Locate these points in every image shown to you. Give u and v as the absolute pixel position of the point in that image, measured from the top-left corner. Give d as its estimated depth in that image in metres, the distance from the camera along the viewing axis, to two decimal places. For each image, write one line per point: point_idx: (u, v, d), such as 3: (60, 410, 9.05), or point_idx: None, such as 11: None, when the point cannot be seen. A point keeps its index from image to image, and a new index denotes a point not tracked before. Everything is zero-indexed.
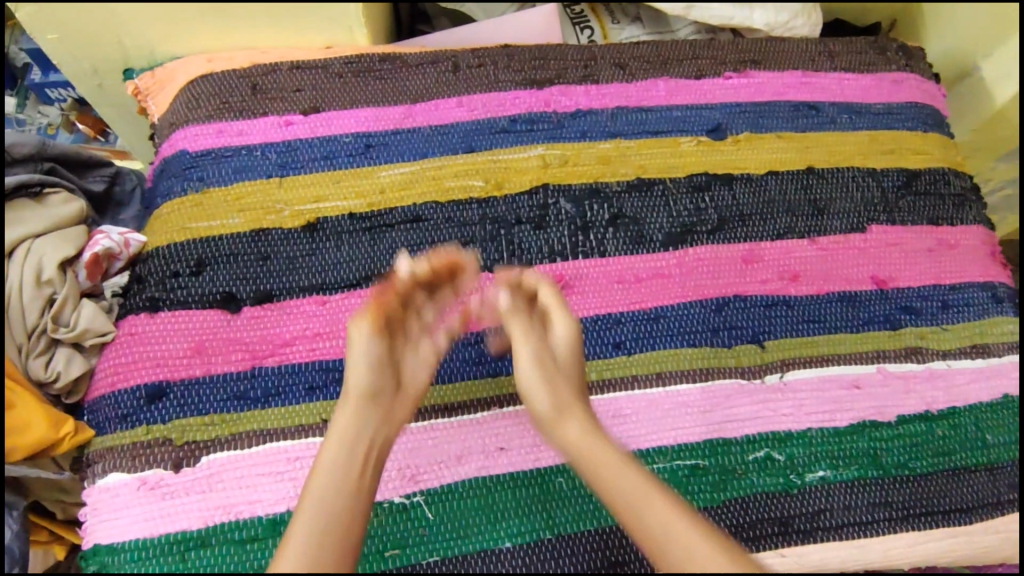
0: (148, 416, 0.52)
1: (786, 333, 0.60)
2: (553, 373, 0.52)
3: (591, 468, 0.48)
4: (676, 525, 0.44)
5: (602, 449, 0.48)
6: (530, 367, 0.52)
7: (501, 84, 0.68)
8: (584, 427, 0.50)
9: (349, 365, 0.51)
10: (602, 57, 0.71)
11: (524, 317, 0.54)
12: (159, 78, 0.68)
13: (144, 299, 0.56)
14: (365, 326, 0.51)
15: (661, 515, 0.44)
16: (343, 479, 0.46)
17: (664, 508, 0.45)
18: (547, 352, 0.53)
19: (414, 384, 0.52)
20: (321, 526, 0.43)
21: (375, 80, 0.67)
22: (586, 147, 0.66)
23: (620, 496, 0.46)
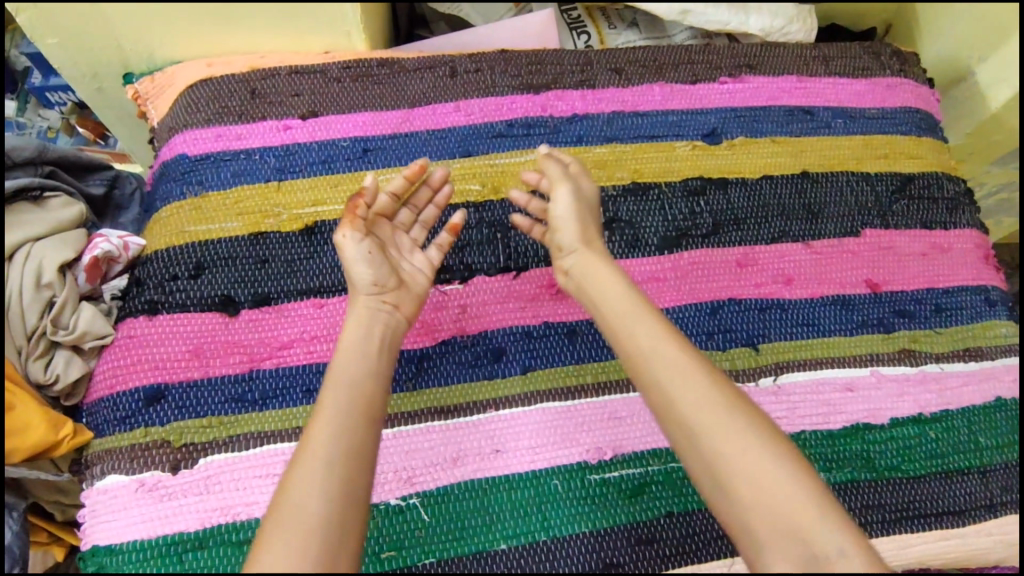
0: (147, 418, 0.53)
1: (780, 336, 0.60)
2: (575, 216, 0.56)
3: (607, 313, 0.50)
4: (696, 379, 0.45)
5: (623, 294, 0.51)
6: (568, 209, 0.56)
7: (498, 89, 0.69)
8: (604, 267, 0.53)
9: (347, 265, 0.52)
10: (598, 62, 0.72)
11: (551, 166, 0.58)
12: (158, 82, 0.69)
13: (142, 302, 0.56)
14: (349, 230, 0.52)
15: (670, 363, 0.46)
16: (366, 347, 0.48)
17: (678, 358, 0.46)
18: (576, 197, 0.56)
19: (414, 285, 0.54)
20: (350, 395, 0.44)
21: (373, 85, 0.67)
22: (582, 151, 0.67)
23: (631, 340, 0.48)
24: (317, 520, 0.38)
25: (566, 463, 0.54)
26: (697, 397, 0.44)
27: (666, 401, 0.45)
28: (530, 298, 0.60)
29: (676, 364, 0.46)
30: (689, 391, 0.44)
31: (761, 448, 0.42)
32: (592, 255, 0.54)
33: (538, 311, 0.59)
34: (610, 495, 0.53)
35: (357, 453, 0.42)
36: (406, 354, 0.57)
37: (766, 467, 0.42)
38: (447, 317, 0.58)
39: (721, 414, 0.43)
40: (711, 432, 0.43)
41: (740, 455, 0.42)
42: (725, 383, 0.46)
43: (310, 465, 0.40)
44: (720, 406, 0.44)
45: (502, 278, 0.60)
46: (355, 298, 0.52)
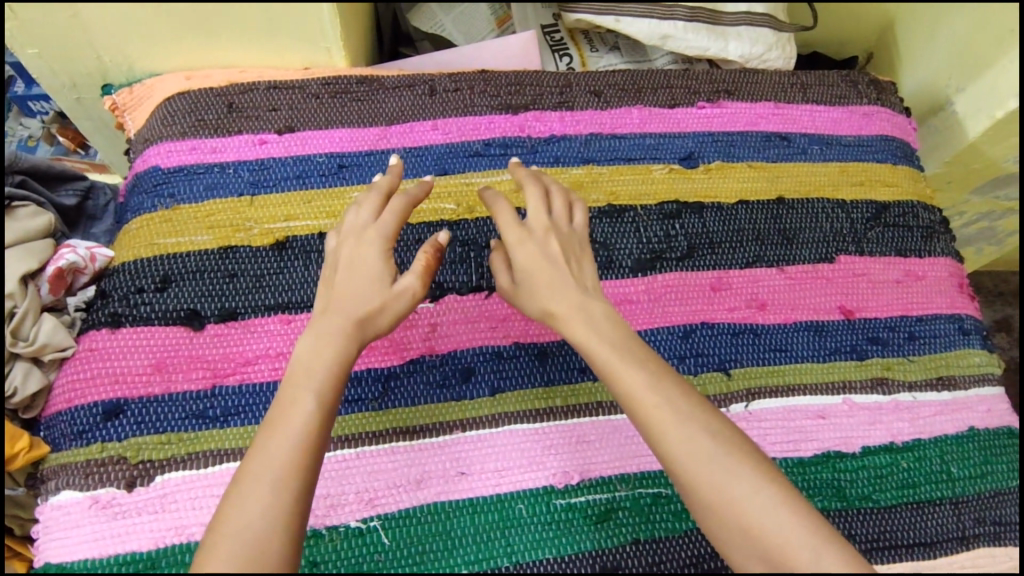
0: (104, 433, 0.52)
1: (752, 361, 0.60)
2: (547, 264, 0.50)
3: (599, 355, 0.46)
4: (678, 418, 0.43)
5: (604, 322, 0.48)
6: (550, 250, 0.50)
7: (477, 108, 0.69)
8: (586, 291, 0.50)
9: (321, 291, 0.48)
10: (577, 84, 0.72)
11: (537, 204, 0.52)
12: (136, 94, 0.69)
13: (106, 314, 0.55)
14: (414, 280, 0.49)
15: (674, 408, 0.43)
16: (322, 360, 0.44)
17: (680, 401, 0.44)
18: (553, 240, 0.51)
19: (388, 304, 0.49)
20: (307, 419, 0.42)
21: (352, 102, 0.68)
22: (559, 172, 0.67)
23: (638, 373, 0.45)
24: (254, 548, 0.37)
25: (532, 487, 0.53)
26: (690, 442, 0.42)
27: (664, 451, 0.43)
28: (501, 318, 0.59)
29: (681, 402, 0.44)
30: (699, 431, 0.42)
31: (764, 497, 0.40)
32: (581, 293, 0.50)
33: (509, 331, 0.59)
34: (576, 521, 0.52)
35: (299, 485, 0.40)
36: (373, 372, 0.56)
37: (773, 518, 0.40)
38: (417, 335, 0.57)
39: (731, 458, 0.42)
40: (718, 478, 0.41)
41: (748, 503, 0.40)
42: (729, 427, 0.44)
43: (254, 487, 0.39)
44: (732, 452, 0.42)
45: (474, 297, 0.60)
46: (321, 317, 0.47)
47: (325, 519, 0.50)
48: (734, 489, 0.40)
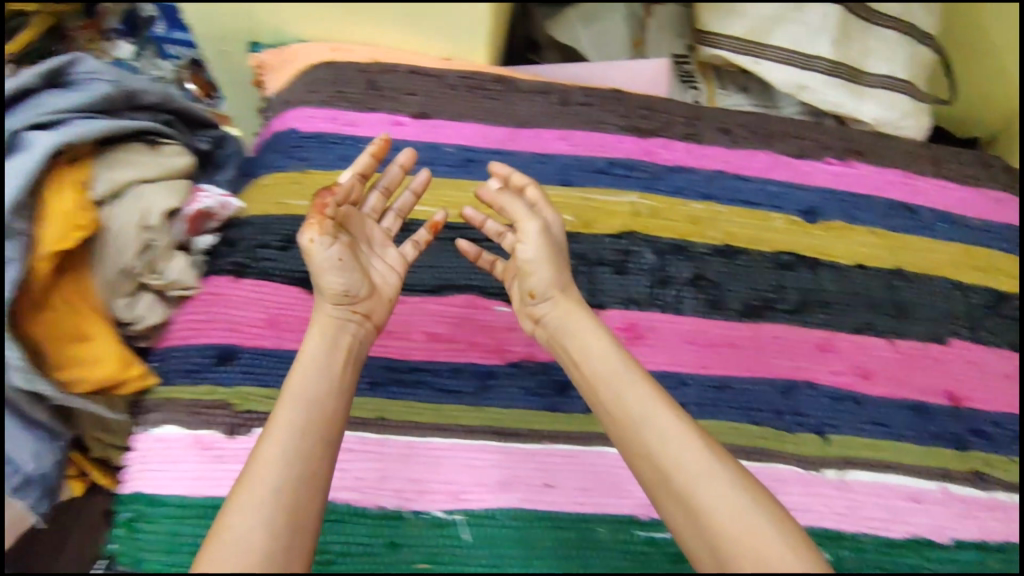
0: (214, 376, 0.53)
1: (850, 432, 0.58)
2: (548, 262, 0.52)
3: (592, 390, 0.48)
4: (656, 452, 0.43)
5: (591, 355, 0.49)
6: (537, 250, 0.52)
7: (606, 126, 0.69)
8: (579, 318, 0.50)
9: (314, 271, 0.49)
10: (708, 119, 0.72)
11: (514, 201, 0.53)
12: (282, 56, 0.71)
13: (231, 263, 0.57)
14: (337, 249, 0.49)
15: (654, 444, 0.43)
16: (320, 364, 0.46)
17: (659, 447, 0.43)
18: (543, 233, 0.52)
19: (386, 288, 0.53)
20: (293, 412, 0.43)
21: (487, 99, 0.68)
22: (679, 204, 0.66)
23: (618, 410, 0.45)
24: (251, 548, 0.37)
25: (616, 514, 0.52)
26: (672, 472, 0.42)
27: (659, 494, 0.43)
28: None
29: (667, 439, 0.43)
30: (685, 458, 0.42)
31: (762, 522, 0.39)
32: (568, 306, 0.51)
33: None
34: (656, 558, 0.52)
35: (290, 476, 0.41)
36: (474, 368, 0.56)
37: (783, 558, 0.37)
38: (519, 338, 0.58)
39: (727, 496, 0.40)
40: (715, 525, 0.39)
41: (749, 548, 0.38)
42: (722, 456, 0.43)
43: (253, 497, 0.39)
44: (726, 487, 0.41)
45: None
46: (320, 303, 0.49)
47: (412, 503, 0.51)
48: (728, 528, 0.39)
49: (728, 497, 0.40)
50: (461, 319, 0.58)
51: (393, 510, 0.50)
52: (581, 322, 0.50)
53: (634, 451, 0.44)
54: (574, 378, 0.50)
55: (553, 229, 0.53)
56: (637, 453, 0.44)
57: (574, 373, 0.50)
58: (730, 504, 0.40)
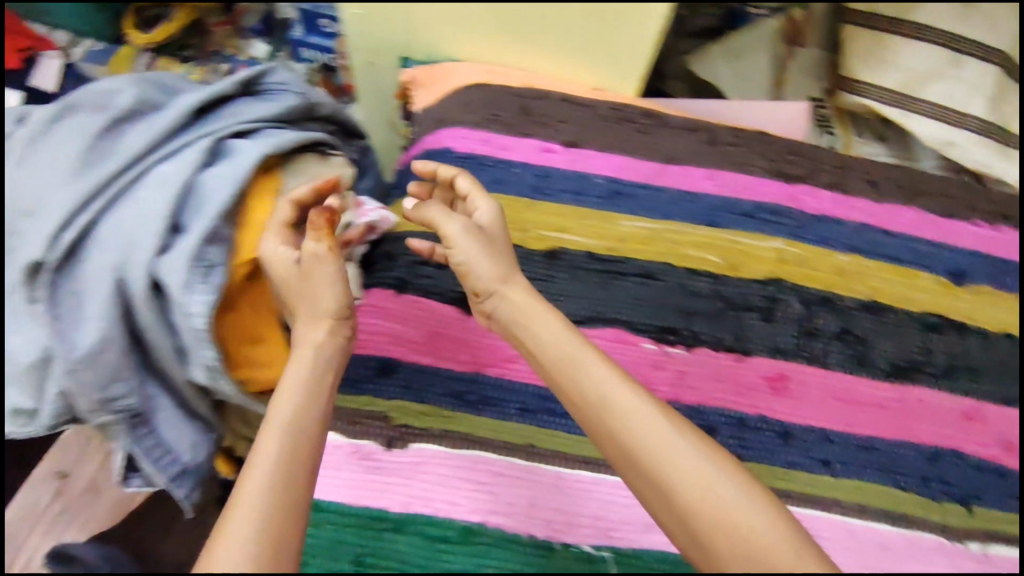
0: (373, 388, 0.55)
1: (994, 502, 0.61)
2: (491, 258, 0.52)
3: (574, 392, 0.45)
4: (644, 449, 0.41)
5: (564, 348, 0.47)
6: (467, 243, 0.52)
7: (753, 169, 0.69)
8: (540, 311, 0.50)
9: (313, 288, 0.47)
10: (854, 169, 0.71)
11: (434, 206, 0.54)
12: (434, 74, 0.73)
13: (393, 276, 0.59)
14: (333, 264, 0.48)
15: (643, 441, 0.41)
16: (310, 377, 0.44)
17: (649, 443, 0.41)
18: (471, 228, 0.53)
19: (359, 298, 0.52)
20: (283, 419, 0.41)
21: (635, 132, 0.69)
22: (825, 254, 0.66)
23: (599, 402, 0.44)
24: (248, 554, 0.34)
25: None
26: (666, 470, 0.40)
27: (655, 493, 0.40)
28: (749, 386, 0.60)
29: (637, 424, 0.42)
30: (675, 451, 0.40)
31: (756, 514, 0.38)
32: (516, 297, 0.51)
33: (756, 402, 0.59)
34: None
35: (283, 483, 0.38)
36: None
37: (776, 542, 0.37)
38: (664, 377, 0.59)
39: (719, 487, 0.39)
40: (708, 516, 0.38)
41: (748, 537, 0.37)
42: (690, 429, 0.42)
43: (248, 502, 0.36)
44: (694, 460, 0.40)
45: (726, 356, 0.60)
46: (303, 322, 0.47)
47: (562, 535, 0.52)
48: (695, 501, 0.39)
49: (698, 469, 0.40)
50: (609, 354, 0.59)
51: (543, 541, 0.52)
52: (534, 308, 0.50)
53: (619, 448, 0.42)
54: (532, 363, 0.49)
55: (497, 221, 0.54)
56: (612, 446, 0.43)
57: (528, 359, 0.50)
58: (701, 477, 0.39)
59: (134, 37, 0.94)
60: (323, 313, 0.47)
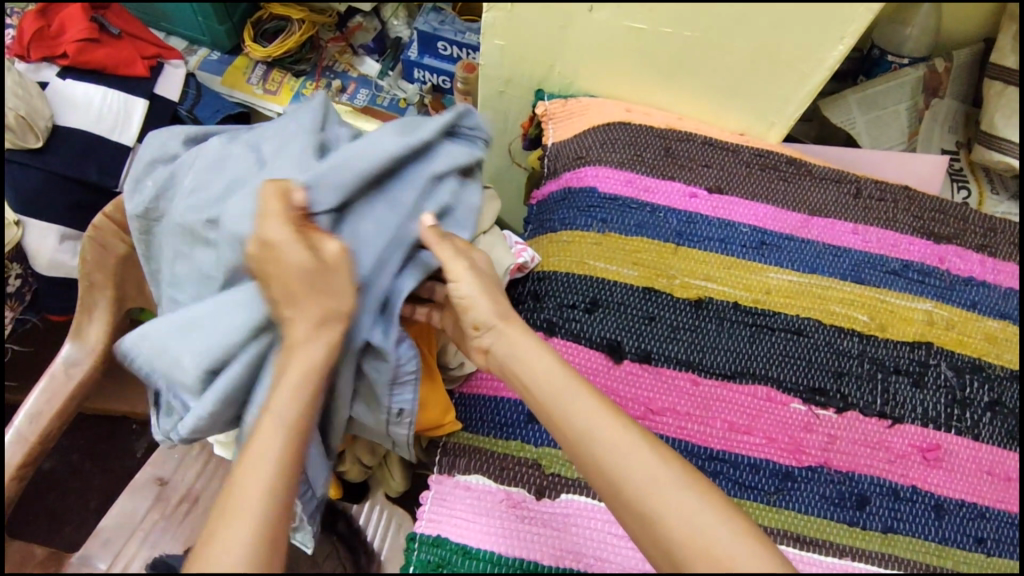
0: (524, 434, 0.55)
1: None
2: (485, 300, 0.51)
3: (545, 406, 0.48)
4: (611, 458, 0.45)
5: (536, 364, 0.50)
6: (471, 286, 0.51)
7: (898, 225, 0.67)
8: (527, 344, 0.51)
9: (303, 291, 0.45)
10: (1002, 232, 0.68)
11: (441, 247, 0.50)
12: (570, 108, 0.71)
13: (542, 319, 0.60)
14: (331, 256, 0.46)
15: (614, 454, 0.45)
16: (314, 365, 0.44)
17: (617, 454, 0.45)
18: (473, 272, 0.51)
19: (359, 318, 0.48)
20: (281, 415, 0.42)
21: (779, 180, 0.68)
22: (974, 319, 0.63)
23: (568, 423, 0.47)
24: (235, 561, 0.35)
25: None
26: (633, 471, 0.44)
27: (618, 495, 0.44)
28: (899, 455, 0.57)
29: (617, 455, 0.44)
30: (635, 464, 0.44)
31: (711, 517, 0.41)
32: (508, 335, 0.51)
33: (907, 471, 0.56)
34: None
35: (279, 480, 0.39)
36: (772, 466, 0.55)
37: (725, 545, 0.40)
38: (816, 441, 0.56)
39: (674, 495, 0.42)
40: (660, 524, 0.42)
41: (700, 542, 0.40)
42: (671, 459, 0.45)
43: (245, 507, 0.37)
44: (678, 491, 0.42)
45: (877, 422, 0.57)
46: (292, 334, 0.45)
47: None
48: (684, 534, 0.41)
49: (683, 502, 0.42)
50: (758, 411, 0.57)
51: None
52: (525, 352, 0.50)
53: (587, 462, 0.45)
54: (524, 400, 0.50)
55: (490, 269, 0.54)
56: (600, 479, 0.45)
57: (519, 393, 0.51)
58: (677, 503, 0.42)
59: (253, 51, 0.94)
60: (317, 310, 0.45)
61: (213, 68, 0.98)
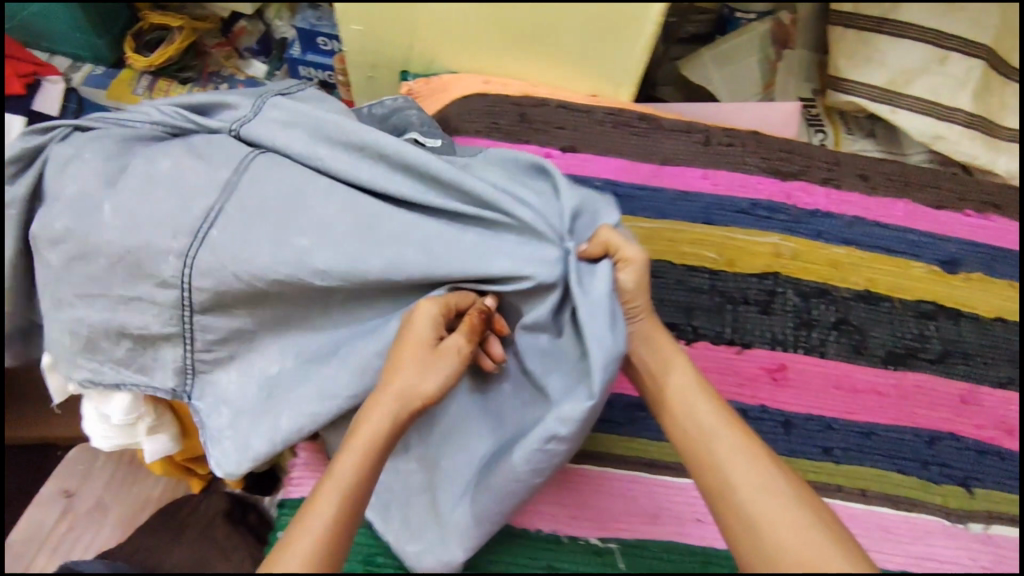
0: None
1: (996, 485, 0.61)
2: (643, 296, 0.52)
3: (670, 403, 0.51)
4: (737, 468, 0.47)
5: (678, 368, 0.53)
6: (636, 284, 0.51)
7: (747, 167, 0.70)
8: (670, 351, 0.54)
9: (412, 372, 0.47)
10: (846, 164, 0.73)
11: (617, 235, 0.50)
12: (432, 86, 0.74)
13: None
14: (459, 338, 0.48)
15: (745, 467, 0.47)
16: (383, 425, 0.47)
17: (744, 463, 0.47)
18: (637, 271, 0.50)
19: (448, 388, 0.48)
20: (353, 462, 0.45)
21: (633, 136, 0.71)
22: (821, 247, 0.67)
23: (689, 423, 0.50)
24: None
25: None
26: (754, 483, 0.46)
27: (738, 507, 0.46)
28: (749, 378, 0.60)
29: (728, 458, 0.47)
30: (754, 478, 0.46)
31: (822, 536, 0.43)
32: (650, 329, 0.54)
33: (756, 392, 0.60)
34: None
35: (337, 533, 0.43)
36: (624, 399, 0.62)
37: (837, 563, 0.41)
38: None
39: (785, 511, 0.44)
40: (773, 537, 0.43)
41: (808, 554, 0.42)
42: (785, 478, 0.47)
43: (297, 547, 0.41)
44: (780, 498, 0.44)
45: (725, 350, 0.61)
46: (379, 395, 0.47)
47: (567, 528, 0.56)
48: (790, 543, 0.43)
49: (784, 514, 0.44)
50: None
51: (548, 534, 0.56)
52: (669, 356, 0.53)
53: (700, 458, 0.48)
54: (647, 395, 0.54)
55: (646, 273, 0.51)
56: (711, 480, 0.47)
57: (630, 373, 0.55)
58: (787, 515, 0.44)
59: (134, 61, 0.95)
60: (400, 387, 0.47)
61: (100, 82, 0.98)
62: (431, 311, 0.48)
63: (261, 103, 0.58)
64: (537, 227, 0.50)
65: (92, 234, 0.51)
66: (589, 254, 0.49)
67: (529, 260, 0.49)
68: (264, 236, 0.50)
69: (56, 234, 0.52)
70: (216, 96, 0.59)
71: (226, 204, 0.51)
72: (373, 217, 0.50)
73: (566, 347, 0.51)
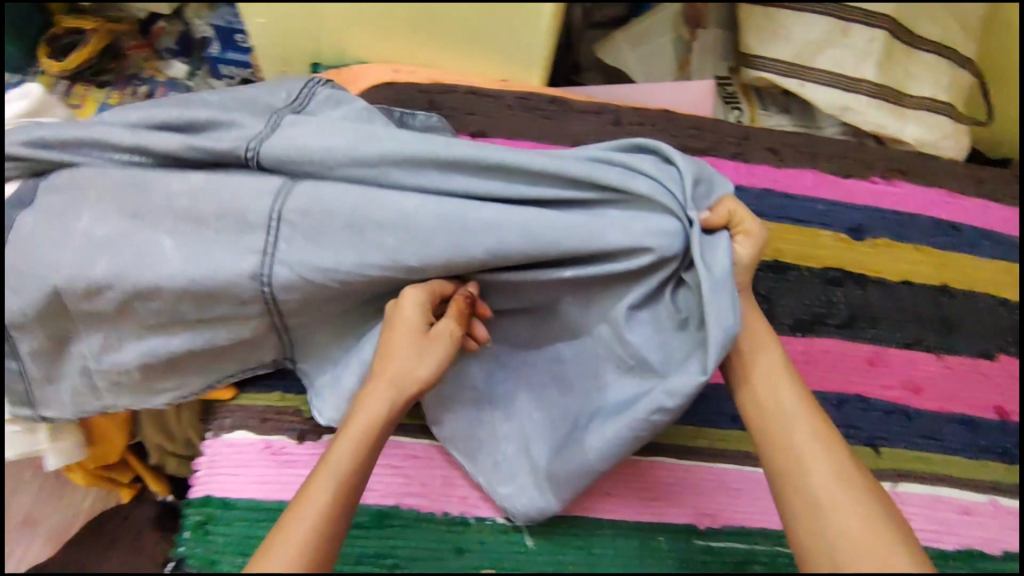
0: (285, 387, 0.62)
1: (904, 445, 0.63)
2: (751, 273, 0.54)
3: (752, 382, 0.52)
4: (814, 454, 0.47)
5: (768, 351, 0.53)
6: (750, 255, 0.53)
7: (657, 145, 0.71)
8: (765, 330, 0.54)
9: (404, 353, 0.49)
10: (755, 138, 0.74)
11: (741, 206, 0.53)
12: (341, 76, 0.74)
13: None
14: (448, 321, 0.51)
15: (824, 454, 0.47)
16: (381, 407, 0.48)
17: (822, 450, 0.48)
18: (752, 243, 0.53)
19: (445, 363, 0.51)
20: (351, 445, 0.47)
21: (542, 119, 0.72)
22: None
23: (770, 404, 0.50)
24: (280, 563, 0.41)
25: (674, 524, 0.59)
26: (829, 471, 0.46)
27: (809, 490, 0.46)
28: None
29: (805, 444, 0.48)
30: (830, 466, 0.47)
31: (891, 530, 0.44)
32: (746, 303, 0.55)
33: None
34: (715, 564, 0.58)
35: (335, 514, 0.44)
36: None
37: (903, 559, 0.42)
38: None
39: (856, 501, 0.45)
40: (840, 523, 0.44)
41: (874, 546, 0.43)
42: (858, 469, 0.47)
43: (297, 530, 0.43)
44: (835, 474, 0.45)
45: None
46: (375, 380, 0.49)
47: (475, 510, 0.58)
48: (857, 529, 0.44)
49: (853, 498, 0.45)
50: None
51: (457, 517, 0.58)
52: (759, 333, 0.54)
53: (776, 439, 0.49)
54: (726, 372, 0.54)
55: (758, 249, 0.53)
56: (785, 461, 0.48)
57: None
58: (857, 504, 0.45)
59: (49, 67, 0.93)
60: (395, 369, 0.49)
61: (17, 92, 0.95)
62: (416, 298, 0.50)
63: (274, 120, 0.55)
64: (659, 199, 0.51)
65: (136, 271, 0.51)
66: (712, 225, 0.52)
67: (648, 231, 0.50)
68: (359, 229, 0.50)
69: (94, 279, 0.52)
70: (218, 115, 0.56)
71: (291, 230, 0.51)
72: (454, 214, 0.50)
73: (663, 320, 0.53)
